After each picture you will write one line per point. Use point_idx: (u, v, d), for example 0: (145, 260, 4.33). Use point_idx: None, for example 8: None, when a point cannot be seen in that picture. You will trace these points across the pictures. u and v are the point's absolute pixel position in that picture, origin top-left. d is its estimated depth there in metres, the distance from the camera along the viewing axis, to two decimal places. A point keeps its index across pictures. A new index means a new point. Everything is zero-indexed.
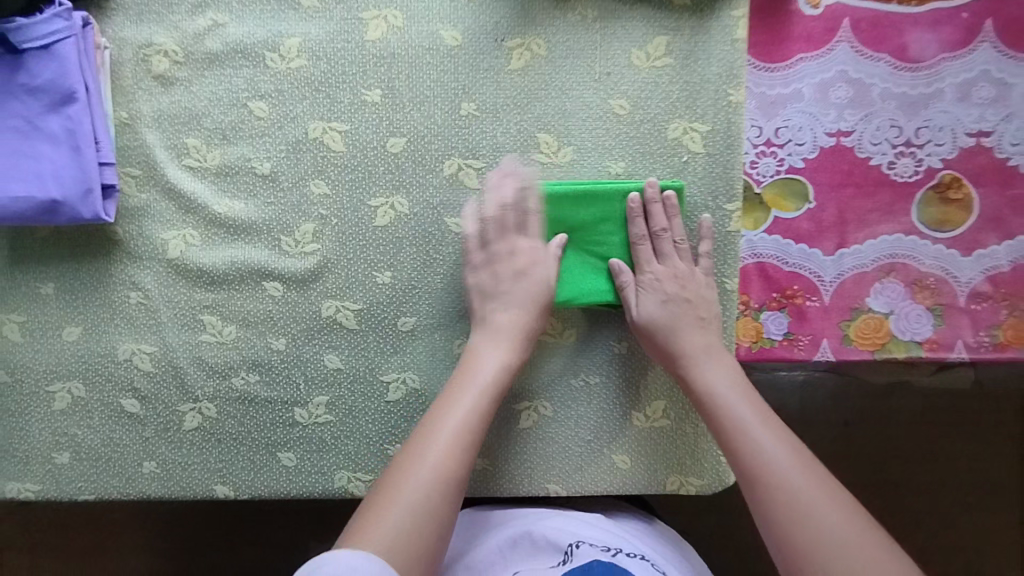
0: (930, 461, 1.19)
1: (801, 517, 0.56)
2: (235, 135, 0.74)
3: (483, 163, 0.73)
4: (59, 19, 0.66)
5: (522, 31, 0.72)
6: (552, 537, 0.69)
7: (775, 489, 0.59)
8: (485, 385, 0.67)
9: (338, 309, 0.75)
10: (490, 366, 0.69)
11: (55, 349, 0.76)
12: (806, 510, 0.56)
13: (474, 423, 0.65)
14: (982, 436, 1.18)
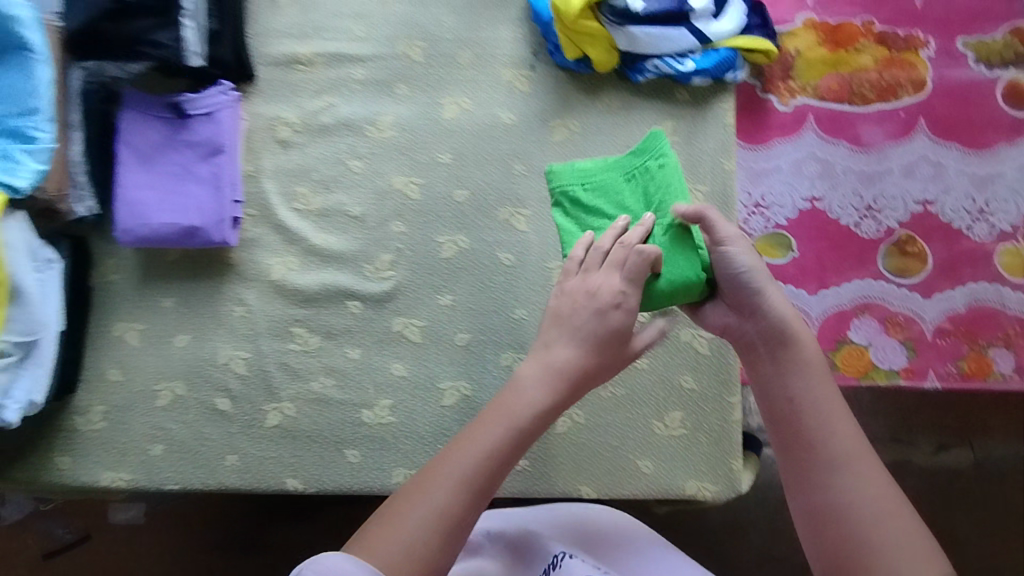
0: (947, 526, 1.20)
1: (858, 521, 0.56)
2: (334, 185, 0.94)
3: (530, 211, 0.93)
4: (220, 95, 0.89)
5: (562, 115, 0.94)
6: (545, 545, 0.75)
7: (842, 491, 0.58)
8: (521, 428, 0.60)
9: (406, 325, 0.91)
10: (528, 405, 0.61)
11: (166, 353, 0.91)
12: (871, 516, 0.56)
13: (497, 471, 0.58)
14: (995, 501, 1.21)
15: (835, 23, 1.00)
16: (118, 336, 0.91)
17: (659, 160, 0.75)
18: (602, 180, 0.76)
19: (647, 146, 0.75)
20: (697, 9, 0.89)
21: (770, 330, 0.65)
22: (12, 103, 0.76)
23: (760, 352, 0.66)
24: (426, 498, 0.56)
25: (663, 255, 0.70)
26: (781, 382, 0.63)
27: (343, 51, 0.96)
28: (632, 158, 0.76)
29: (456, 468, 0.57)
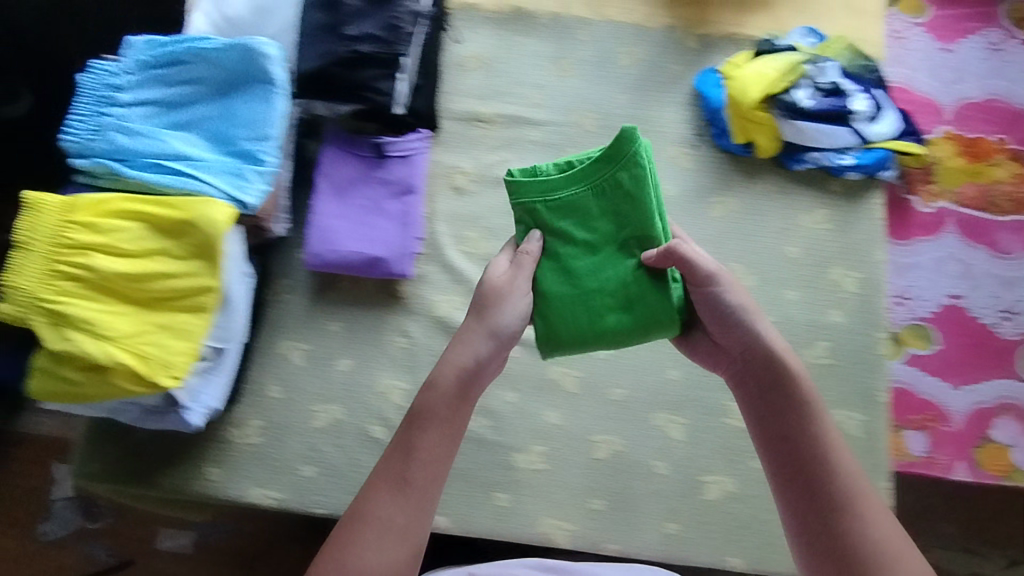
0: None
1: (870, 548, 0.62)
2: (503, 234, 1.00)
3: None
4: (419, 141, 0.96)
5: (722, 192, 1.01)
6: None
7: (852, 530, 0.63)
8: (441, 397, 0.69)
9: (563, 374, 0.94)
10: (447, 376, 0.69)
11: (329, 376, 0.94)
12: (873, 538, 0.62)
13: (422, 467, 0.66)
14: None
15: (972, 138, 1.07)
16: (283, 354, 0.94)
17: (631, 173, 0.74)
18: (567, 192, 0.76)
19: (615, 155, 0.74)
20: (857, 112, 0.97)
21: (768, 369, 0.70)
22: (251, 128, 0.83)
23: (757, 392, 0.71)
24: (371, 525, 0.63)
25: (633, 292, 0.73)
26: (779, 423, 0.69)
27: (522, 114, 1.04)
28: (599, 166, 0.75)
29: (384, 492, 0.65)
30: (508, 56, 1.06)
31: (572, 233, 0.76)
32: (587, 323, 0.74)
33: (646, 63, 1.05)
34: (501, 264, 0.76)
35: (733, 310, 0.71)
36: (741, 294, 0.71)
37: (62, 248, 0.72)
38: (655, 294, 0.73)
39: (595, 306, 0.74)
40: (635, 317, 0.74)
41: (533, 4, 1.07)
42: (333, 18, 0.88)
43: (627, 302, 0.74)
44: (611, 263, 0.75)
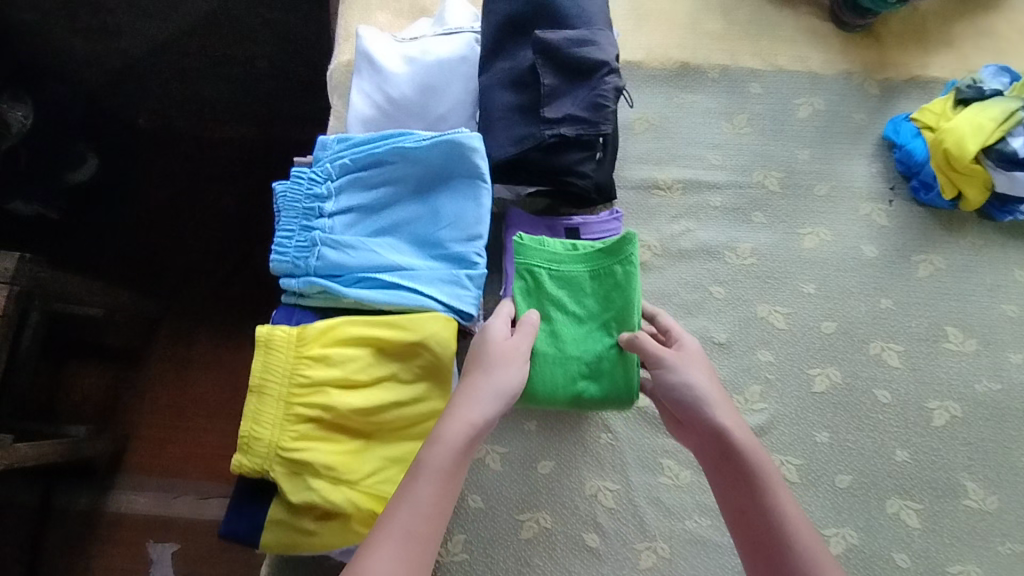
0: None
1: None
2: (698, 310, 0.93)
3: (902, 346, 0.91)
4: (613, 221, 0.89)
5: (925, 251, 0.94)
6: None
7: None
8: (454, 448, 0.58)
9: (783, 463, 0.87)
10: (457, 426, 0.60)
11: (532, 480, 0.86)
12: None
13: (424, 521, 0.54)
14: None
15: None
16: (480, 460, 0.87)
17: (625, 269, 0.81)
18: (570, 271, 0.83)
19: (617, 250, 0.81)
20: None
21: (713, 444, 0.62)
22: (458, 229, 0.75)
23: (711, 474, 0.62)
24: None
25: (604, 364, 0.79)
26: (733, 502, 0.59)
27: (701, 177, 0.97)
28: (601, 257, 0.82)
29: (389, 547, 0.52)
30: (679, 116, 0.99)
31: (563, 305, 0.82)
32: (561, 382, 0.79)
33: (827, 114, 0.99)
34: (500, 329, 0.72)
35: (681, 389, 0.66)
36: (698, 367, 0.67)
37: (297, 387, 0.66)
38: (624, 368, 0.79)
39: (570, 370, 0.80)
40: (602, 388, 0.80)
41: (699, 59, 1.01)
42: (533, 100, 0.82)
43: (595, 371, 0.80)
44: (593, 337, 0.81)
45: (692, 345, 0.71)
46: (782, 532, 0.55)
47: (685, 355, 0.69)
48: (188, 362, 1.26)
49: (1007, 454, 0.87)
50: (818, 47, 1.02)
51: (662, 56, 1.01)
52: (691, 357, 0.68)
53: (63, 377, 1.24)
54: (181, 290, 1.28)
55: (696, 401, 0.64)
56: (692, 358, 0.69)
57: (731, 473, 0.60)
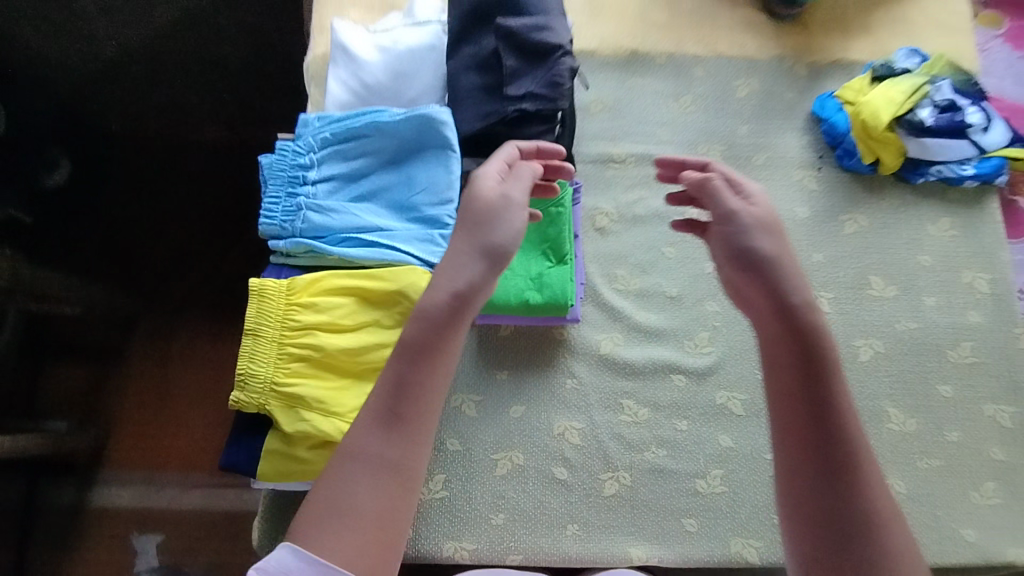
0: None
1: (860, 515, 0.60)
2: (651, 269, 1.04)
3: (832, 294, 1.02)
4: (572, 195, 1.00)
5: (850, 210, 1.06)
6: None
7: (824, 481, 0.62)
8: (425, 326, 0.67)
9: (728, 398, 0.98)
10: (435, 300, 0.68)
11: (503, 423, 0.97)
12: (888, 510, 0.60)
13: (413, 404, 0.66)
14: None
15: None
16: (457, 407, 0.97)
17: (558, 210, 0.95)
18: None
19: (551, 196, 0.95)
20: (974, 124, 1.03)
21: (775, 316, 0.68)
22: (431, 193, 0.87)
23: (768, 336, 0.69)
24: (357, 455, 0.64)
25: (543, 286, 0.93)
26: (778, 378, 0.67)
27: (652, 151, 1.09)
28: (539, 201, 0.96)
29: (369, 424, 0.65)
30: (631, 98, 1.12)
31: None
32: (512, 295, 0.92)
33: (762, 94, 1.12)
34: (492, 176, 0.75)
35: (744, 244, 0.71)
36: (774, 235, 0.71)
37: (290, 330, 0.75)
38: (564, 283, 0.93)
39: (515, 291, 0.93)
40: (546, 297, 0.93)
41: (647, 47, 1.13)
42: (496, 81, 0.93)
43: (539, 285, 0.93)
44: (535, 264, 0.94)
45: (765, 204, 0.73)
46: (838, 430, 0.63)
47: (750, 216, 0.73)
48: (167, 356, 1.36)
49: (925, 382, 0.99)
50: (754, 33, 1.14)
51: (614, 44, 1.13)
52: (765, 221, 0.72)
53: (43, 371, 1.33)
54: (158, 285, 1.36)
55: (761, 262, 0.70)
56: (756, 220, 0.72)
57: (799, 346, 0.66)
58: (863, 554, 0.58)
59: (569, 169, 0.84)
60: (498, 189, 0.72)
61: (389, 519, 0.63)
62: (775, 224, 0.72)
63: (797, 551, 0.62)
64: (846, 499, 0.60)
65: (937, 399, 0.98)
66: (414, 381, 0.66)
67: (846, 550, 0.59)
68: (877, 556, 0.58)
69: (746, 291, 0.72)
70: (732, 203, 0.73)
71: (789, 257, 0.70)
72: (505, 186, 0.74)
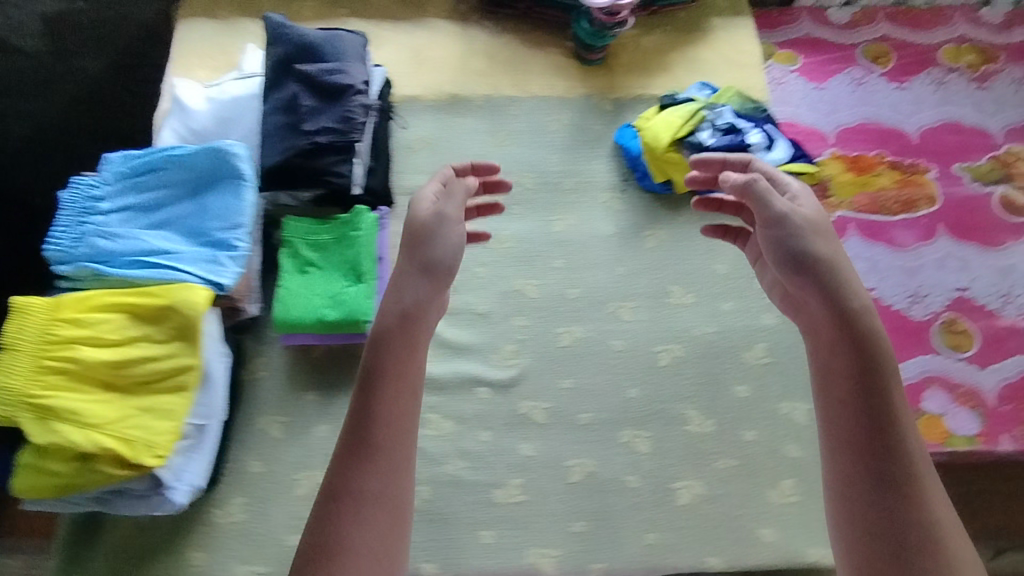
0: None
1: (932, 537, 0.64)
2: (462, 288, 1.09)
3: (634, 303, 1.07)
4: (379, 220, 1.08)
5: (652, 227, 1.13)
6: None
7: (880, 472, 0.67)
8: (395, 356, 0.75)
9: (532, 407, 1.00)
10: (390, 323, 0.76)
11: (309, 443, 0.99)
12: (954, 530, 0.65)
13: (383, 431, 0.73)
14: None
15: (855, 155, 1.25)
16: (263, 429, 0.99)
17: (356, 231, 1.02)
18: (319, 238, 1.02)
19: (350, 220, 1.03)
20: (754, 143, 1.12)
21: (830, 324, 0.74)
22: (223, 219, 0.93)
23: (821, 336, 0.74)
24: (354, 500, 0.69)
25: (340, 300, 0.98)
26: (835, 391, 0.72)
27: None
28: (340, 226, 1.03)
29: (354, 467, 0.71)
30: (451, 135, 1.21)
31: (312, 262, 1.01)
32: (307, 311, 0.96)
33: (572, 127, 1.22)
34: (429, 196, 0.83)
35: (797, 248, 0.77)
36: (830, 240, 0.77)
37: (51, 344, 0.80)
38: (359, 300, 0.98)
39: (313, 308, 0.97)
40: (342, 312, 0.97)
41: (466, 91, 1.24)
42: (294, 119, 1.01)
43: (336, 302, 0.98)
44: (335, 282, 1.00)
45: (809, 208, 0.79)
46: (901, 446, 0.67)
47: (798, 219, 0.78)
48: None
49: (721, 384, 1.02)
50: (564, 77, 1.26)
51: (435, 91, 1.24)
52: (815, 226, 0.77)
53: None
54: None
55: (812, 264, 0.76)
56: (805, 224, 0.78)
57: (848, 351, 0.72)
58: (919, 535, 0.64)
59: (507, 184, 0.96)
60: (434, 206, 0.80)
61: (389, 548, 0.69)
62: (822, 225, 0.78)
63: (861, 536, 0.66)
64: (907, 496, 0.65)
65: (732, 400, 1.01)
66: (388, 411, 0.73)
67: (910, 537, 0.64)
68: (927, 539, 0.63)
69: (795, 287, 0.78)
70: (780, 204, 0.78)
71: (841, 258, 0.76)
72: (441, 203, 0.83)
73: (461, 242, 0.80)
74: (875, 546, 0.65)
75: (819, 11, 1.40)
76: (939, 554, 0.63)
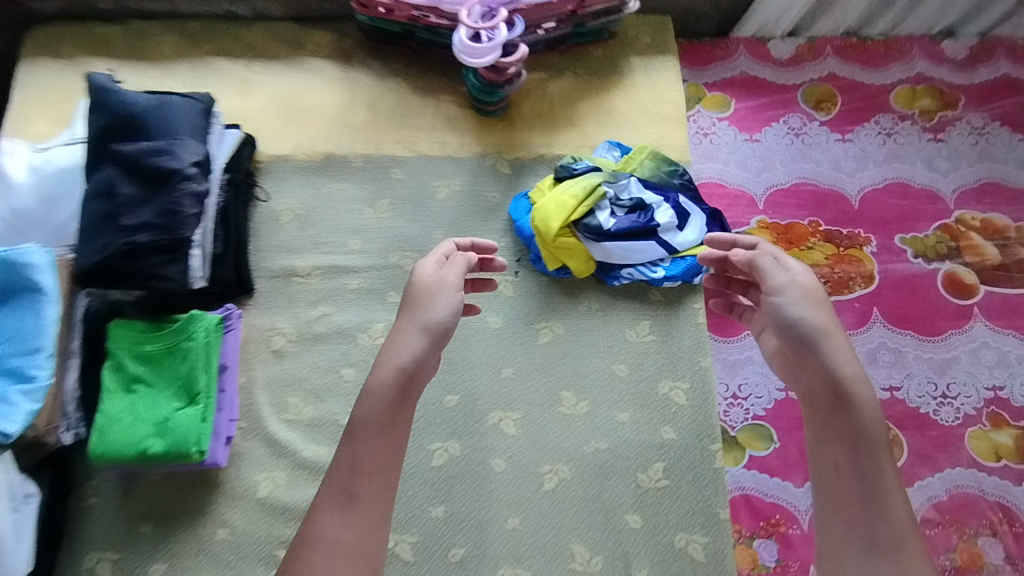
0: None
1: None
2: (327, 394, 0.97)
3: (518, 414, 0.96)
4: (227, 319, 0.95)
5: (546, 319, 1.00)
6: None
7: (866, 535, 0.66)
8: (390, 403, 0.72)
9: (397, 541, 0.88)
10: (386, 371, 0.73)
11: None
12: None
13: (368, 481, 0.70)
14: None
15: (786, 224, 1.11)
16: (88, 570, 0.86)
17: (192, 340, 0.89)
18: (150, 348, 0.89)
19: (185, 327, 0.89)
20: (662, 224, 0.99)
21: (826, 391, 0.72)
22: (18, 344, 0.79)
23: (813, 404, 0.73)
24: (324, 548, 0.66)
25: (169, 424, 0.85)
26: (829, 455, 0.71)
27: (339, 263, 1.03)
28: (173, 334, 0.89)
29: (334, 512, 0.68)
30: (324, 206, 1.06)
31: (140, 377, 0.88)
32: (125, 443, 0.84)
33: (462, 194, 1.07)
34: (429, 263, 0.81)
35: (801, 326, 0.73)
36: (824, 309, 0.74)
37: None
38: (190, 426, 0.86)
39: (135, 437, 0.84)
40: (168, 442, 0.85)
41: (344, 149, 1.09)
42: (110, 209, 0.86)
43: (162, 429, 0.85)
44: (165, 402, 0.87)
45: (809, 282, 0.76)
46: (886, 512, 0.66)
47: (799, 293, 0.75)
48: None
49: (610, 511, 0.91)
50: (458, 130, 1.10)
51: (308, 148, 1.08)
52: (811, 297, 0.75)
53: None
54: None
55: (815, 339, 0.73)
56: (806, 296, 0.75)
57: (843, 418, 0.70)
58: None
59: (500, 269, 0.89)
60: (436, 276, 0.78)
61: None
62: (822, 298, 0.75)
63: None
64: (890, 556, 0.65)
65: (623, 531, 0.89)
66: (382, 459, 0.71)
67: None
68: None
69: (793, 361, 0.76)
70: (783, 280, 0.75)
71: (836, 332, 0.74)
72: (442, 272, 0.80)
73: (458, 312, 0.77)
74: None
75: (757, 43, 1.23)
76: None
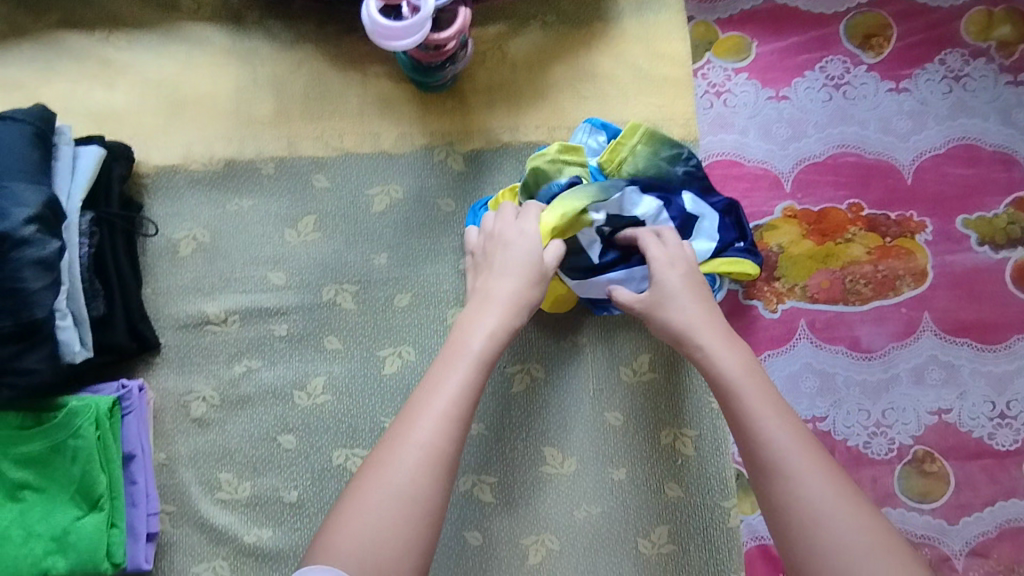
0: None
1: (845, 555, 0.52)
2: (266, 467, 0.80)
3: (494, 478, 0.79)
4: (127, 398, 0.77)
5: (522, 359, 0.82)
6: None
7: (756, 461, 0.59)
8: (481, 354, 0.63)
9: None
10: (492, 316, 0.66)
11: None
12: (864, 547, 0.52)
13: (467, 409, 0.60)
14: None
15: (819, 210, 0.88)
16: None
17: (79, 434, 0.72)
18: (28, 449, 0.72)
19: (68, 421, 0.72)
20: None
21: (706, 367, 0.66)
22: None
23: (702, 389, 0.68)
24: (407, 452, 0.57)
25: (69, 537, 0.71)
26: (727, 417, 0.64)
27: (263, 304, 0.83)
28: (54, 429, 0.72)
29: (428, 421, 0.58)
30: (233, 229, 0.84)
31: (24, 484, 0.72)
32: (20, 568, 0.70)
33: (408, 203, 0.84)
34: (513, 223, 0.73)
35: (672, 328, 0.70)
36: (695, 299, 0.70)
37: None
38: (95, 537, 0.71)
39: (31, 558, 0.70)
40: (74, 560, 0.71)
41: (249, 151, 0.85)
42: None
43: (62, 545, 0.71)
44: (61, 511, 0.72)
45: (678, 276, 0.71)
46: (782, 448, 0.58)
47: (671, 290, 0.70)
48: None
49: None
50: (394, 117, 0.85)
51: (202, 154, 0.84)
52: (680, 291, 0.70)
53: None
54: None
55: (685, 334, 0.68)
56: (677, 291, 0.70)
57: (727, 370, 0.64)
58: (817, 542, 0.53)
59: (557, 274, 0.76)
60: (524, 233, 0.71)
61: (430, 513, 0.56)
62: (693, 290, 0.70)
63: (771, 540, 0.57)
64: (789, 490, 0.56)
65: None
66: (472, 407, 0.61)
67: (798, 515, 0.55)
68: (807, 523, 0.54)
69: None
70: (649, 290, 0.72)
71: (709, 320, 0.68)
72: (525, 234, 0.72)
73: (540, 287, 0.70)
74: (786, 536, 0.55)
75: None
76: (820, 535, 0.53)
